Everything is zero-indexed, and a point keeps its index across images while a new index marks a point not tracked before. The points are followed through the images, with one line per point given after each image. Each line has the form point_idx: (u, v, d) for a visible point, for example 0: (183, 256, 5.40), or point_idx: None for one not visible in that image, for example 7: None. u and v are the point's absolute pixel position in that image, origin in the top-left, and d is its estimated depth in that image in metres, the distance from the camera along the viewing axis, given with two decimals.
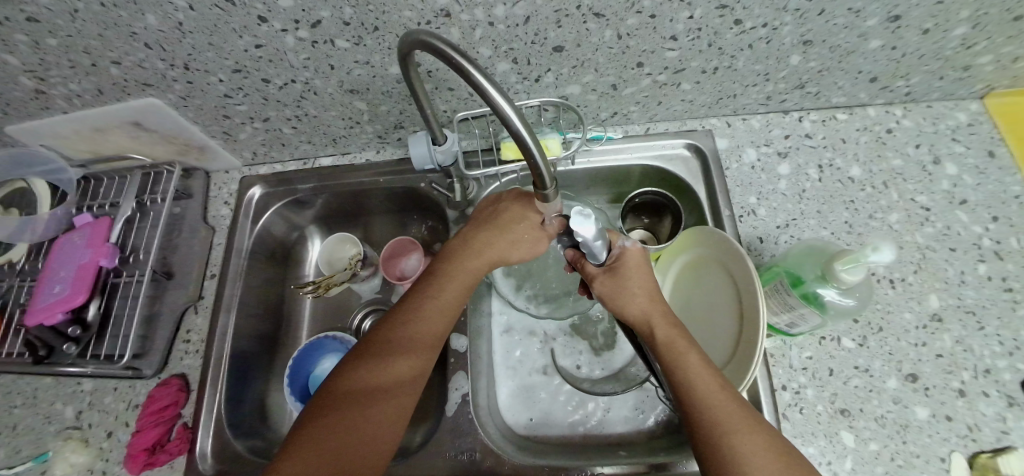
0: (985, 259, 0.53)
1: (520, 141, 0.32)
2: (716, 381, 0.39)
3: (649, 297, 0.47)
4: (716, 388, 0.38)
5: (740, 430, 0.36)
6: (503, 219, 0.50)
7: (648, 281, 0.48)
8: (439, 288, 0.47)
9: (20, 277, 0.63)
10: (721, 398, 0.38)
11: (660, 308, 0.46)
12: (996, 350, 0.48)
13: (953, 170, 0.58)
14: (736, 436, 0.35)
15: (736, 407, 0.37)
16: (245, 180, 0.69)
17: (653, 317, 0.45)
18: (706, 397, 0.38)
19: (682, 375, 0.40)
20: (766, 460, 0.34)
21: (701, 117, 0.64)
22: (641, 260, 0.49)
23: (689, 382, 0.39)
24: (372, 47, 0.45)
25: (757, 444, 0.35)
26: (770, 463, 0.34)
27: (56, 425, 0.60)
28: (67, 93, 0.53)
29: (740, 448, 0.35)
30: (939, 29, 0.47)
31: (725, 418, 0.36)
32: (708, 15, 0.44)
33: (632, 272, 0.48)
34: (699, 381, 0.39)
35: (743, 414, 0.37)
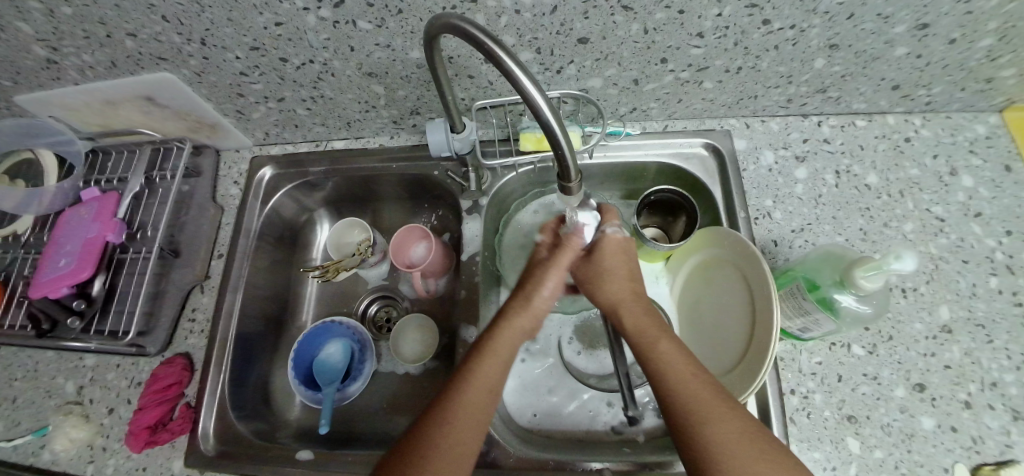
0: (997, 272, 0.53)
1: (551, 134, 0.32)
2: (685, 365, 0.39)
3: (626, 285, 0.47)
4: (683, 371, 0.39)
5: (705, 413, 0.36)
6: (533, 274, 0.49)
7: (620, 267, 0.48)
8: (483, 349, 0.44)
9: (24, 249, 0.62)
10: (692, 384, 0.38)
11: (633, 296, 0.47)
12: (1004, 364, 0.48)
13: (970, 182, 0.58)
14: (705, 422, 0.35)
15: (704, 391, 0.37)
16: (256, 160, 0.68)
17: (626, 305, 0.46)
18: (676, 384, 0.38)
19: (655, 364, 0.40)
20: (738, 444, 0.34)
21: (720, 117, 0.63)
22: (620, 246, 0.49)
23: (661, 372, 0.39)
24: (395, 30, 0.45)
25: (728, 429, 0.34)
26: (743, 448, 0.33)
27: (57, 399, 0.60)
28: (79, 64, 0.52)
29: (711, 435, 0.34)
30: (965, 40, 0.46)
31: (695, 404, 0.36)
32: (737, 13, 0.43)
33: (611, 261, 0.48)
34: (670, 371, 0.39)
35: (714, 399, 0.37)
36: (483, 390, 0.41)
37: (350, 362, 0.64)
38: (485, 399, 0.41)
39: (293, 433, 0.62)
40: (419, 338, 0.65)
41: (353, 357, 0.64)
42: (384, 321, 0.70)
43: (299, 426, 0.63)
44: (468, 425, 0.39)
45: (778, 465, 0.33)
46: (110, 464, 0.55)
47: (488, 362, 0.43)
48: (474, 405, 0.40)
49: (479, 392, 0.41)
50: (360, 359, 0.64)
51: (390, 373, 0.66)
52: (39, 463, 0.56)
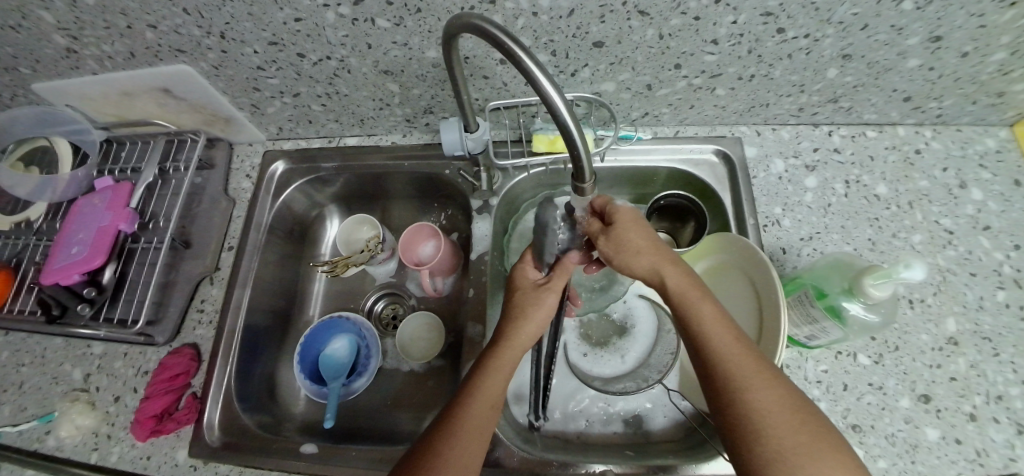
0: (1005, 286, 0.53)
1: (568, 135, 0.32)
2: (726, 333, 0.38)
3: (654, 252, 0.42)
4: (728, 340, 0.38)
5: (755, 384, 0.35)
6: (518, 300, 0.47)
7: (641, 235, 0.43)
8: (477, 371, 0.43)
9: (36, 236, 0.63)
10: (733, 352, 0.37)
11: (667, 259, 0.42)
12: (1010, 377, 0.48)
13: (979, 195, 0.58)
14: (747, 391, 0.35)
15: (751, 360, 0.36)
16: (269, 154, 0.69)
17: (664, 269, 0.42)
18: (718, 352, 0.37)
19: (695, 326, 0.39)
20: (786, 415, 0.34)
21: (731, 124, 0.64)
22: (631, 217, 0.44)
23: (703, 337, 0.38)
24: (412, 29, 0.45)
25: (771, 401, 0.34)
26: (791, 419, 0.33)
27: (63, 386, 0.60)
28: (98, 54, 0.53)
29: (751, 404, 0.34)
30: (977, 54, 0.47)
31: (743, 374, 0.36)
32: (752, 21, 0.43)
33: (626, 233, 0.43)
34: (711, 338, 0.38)
35: (760, 368, 0.36)
36: (483, 410, 0.41)
37: (356, 357, 0.65)
38: (484, 418, 0.41)
39: (297, 426, 0.62)
40: (422, 336, 0.66)
41: (359, 353, 0.65)
42: (390, 318, 0.71)
43: (303, 420, 0.63)
44: (469, 445, 0.39)
45: (825, 435, 0.33)
46: (115, 451, 0.55)
47: (485, 382, 0.42)
48: (476, 421, 0.40)
49: (483, 411, 0.41)
50: (365, 355, 0.64)
51: (394, 369, 0.66)
52: (44, 449, 0.57)
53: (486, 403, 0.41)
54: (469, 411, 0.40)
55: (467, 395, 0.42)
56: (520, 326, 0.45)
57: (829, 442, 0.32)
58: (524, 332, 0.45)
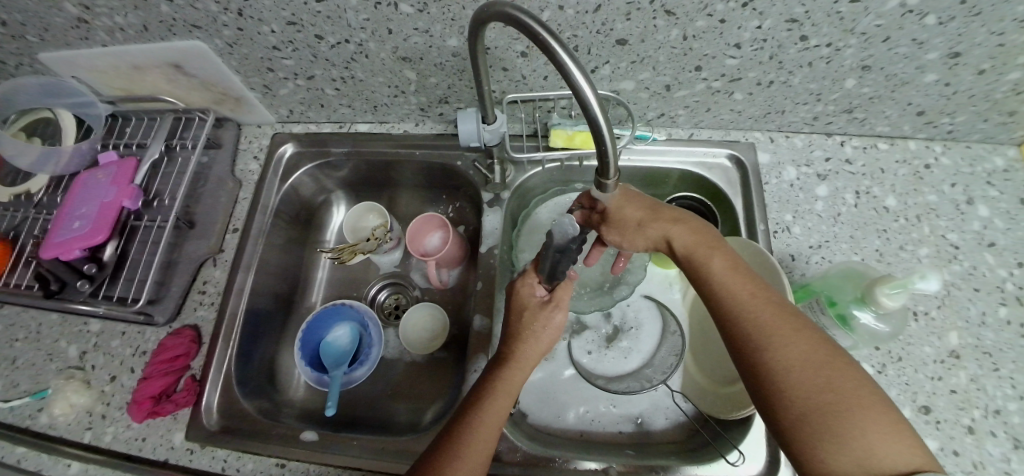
0: (1007, 302, 0.53)
1: (596, 130, 0.32)
2: (742, 286, 0.40)
3: (656, 221, 0.46)
4: (743, 294, 0.39)
5: (772, 333, 0.36)
6: (525, 319, 0.46)
7: (640, 205, 0.47)
8: (481, 392, 0.43)
9: (36, 209, 0.62)
10: (755, 310, 0.38)
11: (674, 224, 0.45)
12: (1009, 392, 0.49)
13: (985, 212, 0.58)
14: (771, 349, 0.36)
15: (766, 310, 0.38)
16: (278, 137, 0.68)
17: (669, 235, 0.45)
18: (739, 311, 0.39)
19: (709, 283, 0.42)
20: (805, 360, 0.34)
21: (746, 129, 0.64)
22: (627, 192, 0.48)
23: (723, 296, 0.40)
24: (435, 16, 0.44)
25: (797, 358, 0.34)
26: (810, 363, 0.34)
27: (58, 363, 0.59)
28: (110, 25, 0.52)
29: (776, 361, 0.35)
30: (994, 72, 0.47)
31: (760, 325, 0.37)
32: (776, 27, 0.43)
33: (626, 208, 0.47)
34: (726, 291, 0.40)
35: (777, 318, 0.37)
36: (493, 420, 0.41)
37: (358, 345, 0.64)
38: (493, 429, 0.41)
39: (295, 412, 0.61)
40: (424, 326, 0.66)
41: (361, 341, 0.64)
42: (393, 308, 0.71)
43: (302, 407, 0.63)
44: (476, 453, 0.39)
45: (846, 374, 0.33)
46: (109, 432, 0.54)
47: (491, 404, 0.41)
48: (483, 444, 0.40)
49: (490, 425, 0.41)
50: (367, 343, 0.63)
51: (396, 359, 0.66)
52: (36, 426, 0.56)
53: (489, 427, 0.41)
54: (474, 434, 0.40)
55: (476, 404, 0.42)
56: (529, 339, 0.45)
57: (850, 381, 0.33)
58: (532, 346, 0.45)
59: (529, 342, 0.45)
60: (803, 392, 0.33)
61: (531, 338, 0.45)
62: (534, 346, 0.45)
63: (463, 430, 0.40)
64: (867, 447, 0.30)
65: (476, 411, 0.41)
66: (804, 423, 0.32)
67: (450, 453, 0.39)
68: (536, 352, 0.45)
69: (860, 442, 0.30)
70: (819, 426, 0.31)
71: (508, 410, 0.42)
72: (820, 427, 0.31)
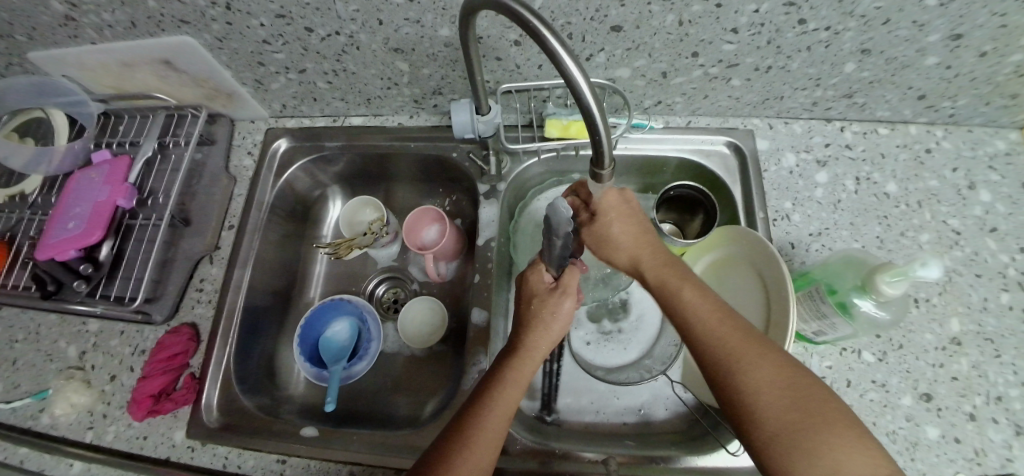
0: (1010, 288, 0.52)
1: (590, 120, 0.31)
2: (711, 313, 0.39)
3: (632, 245, 0.44)
4: (711, 320, 0.38)
5: (742, 361, 0.35)
6: (536, 306, 0.46)
7: (624, 227, 0.45)
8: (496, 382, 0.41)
9: (30, 210, 0.62)
10: (725, 332, 0.37)
11: (647, 247, 0.44)
12: (1011, 379, 0.48)
13: (987, 197, 0.57)
14: (739, 372, 0.35)
15: (734, 337, 0.37)
16: (272, 132, 0.68)
17: (643, 261, 0.44)
18: (706, 335, 0.38)
19: (678, 310, 0.40)
20: (774, 388, 0.33)
21: (744, 116, 0.63)
22: (620, 201, 0.44)
23: (693, 323, 0.39)
24: (426, 6, 0.43)
25: (767, 377, 0.34)
26: (778, 391, 0.33)
27: (57, 364, 0.59)
28: (98, 22, 0.51)
29: (744, 385, 0.34)
30: (996, 54, 0.46)
31: (730, 352, 0.36)
32: (773, 11, 0.42)
33: (604, 228, 0.45)
34: (696, 318, 0.39)
35: (745, 345, 0.36)
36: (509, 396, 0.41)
37: (356, 340, 0.64)
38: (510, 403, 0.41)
39: (296, 408, 0.62)
40: (423, 320, 0.66)
41: (359, 336, 0.64)
42: (391, 302, 0.70)
43: (303, 403, 0.63)
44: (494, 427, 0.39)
45: (813, 397, 0.33)
46: (110, 431, 0.54)
47: (507, 382, 0.41)
48: (497, 425, 0.39)
49: (507, 399, 0.41)
50: (366, 338, 0.63)
51: (395, 354, 0.66)
52: (38, 426, 0.56)
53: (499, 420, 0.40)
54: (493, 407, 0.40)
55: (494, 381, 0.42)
56: (545, 318, 0.45)
57: (816, 402, 0.32)
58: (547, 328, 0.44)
59: (544, 321, 0.45)
60: (774, 418, 0.32)
61: (545, 317, 0.45)
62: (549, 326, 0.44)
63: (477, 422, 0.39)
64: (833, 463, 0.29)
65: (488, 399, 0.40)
66: (780, 452, 0.31)
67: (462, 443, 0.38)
68: (551, 338, 0.44)
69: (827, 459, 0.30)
70: (788, 446, 0.31)
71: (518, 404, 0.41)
72: (793, 453, 0.31)
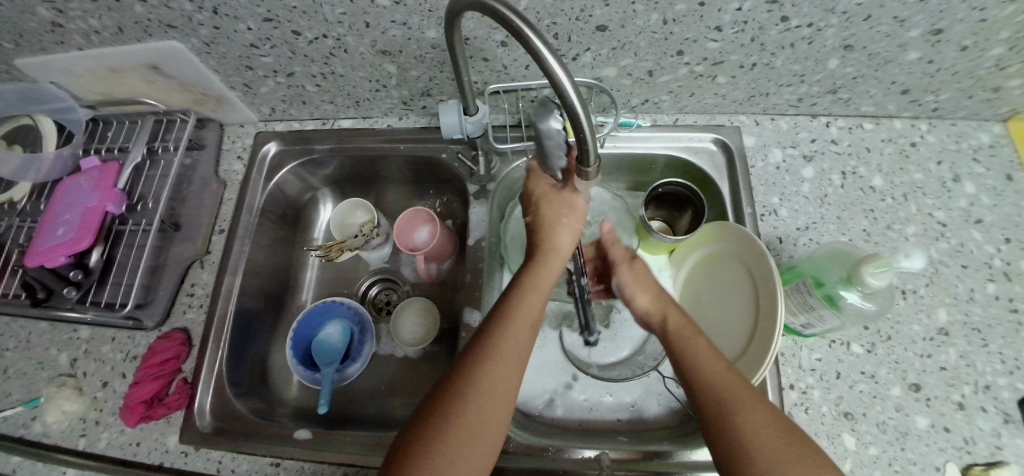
0: (995, 278, 0.53)
1: (576, 121, 0.32)
2: (712, 359, 0.40)
3: (652, 297, 0.48)
4: (713, 365, 0.39)
5: (738, 404, 0.36)
6: (543, 212, 0.48)
7: (650, 282, 0.50)
8: (490, 353, 0.39)
9: (19, 218, 0.61)
10: (726, 377, 0.38)
11: (665, 300, 0.48)
12: (998, 368, 0.49)
13: (972, 189, 0.58)
14: (735, 414, 0.35)
15: (732, 382, 0.38)
16: (261, 135, 0.68)
17: (658, 312, 0.47)
18: (707, 374, 0.39)
19: (683, 354, 0.41)
20: (766, 432, 0.34)
21: (731, 113, 0.64)
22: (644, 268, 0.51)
23: (693, 367, 0.40)
24: (411, 8, 0.43)
25: (761, 421, 0.35)
26: (771, 435, 0.34)
27: (49, 371, 0.59)
28: (85, 28, 0.51)
29: (739, 425, 0.35)
30: (976, 48, 0.47)
31: (725, 394, 0.37)
32: (756, 9, 0.43)
33: (632, 280, 0.50)
34: (697, 363, 0.40)
35: (742, 389, 0.37)
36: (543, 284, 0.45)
37: (350, 343, 0.64)
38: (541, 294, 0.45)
39: (290, 412, 0.62)
40: (418, 321, 0.65)
41: (352, 338, 0.64)
42: (384, 303, 0.70)
43: (297, 406, 0.63)
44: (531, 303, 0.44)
45: (804, 448, 0.33)
46: (103, 438, 0.54)
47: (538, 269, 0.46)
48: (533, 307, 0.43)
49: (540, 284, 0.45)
50: (360, 341, 0.63)
51: (390, 356, 0.66)
52: (30, 434, 0.56)
53: (503, 395, 0.38)
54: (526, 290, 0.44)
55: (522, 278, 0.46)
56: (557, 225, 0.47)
57: (806, 452, 0.33)
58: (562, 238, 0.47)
59: (555, 225, 0.47)
60: (765, 461, 0.32)
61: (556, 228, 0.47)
62: (563, 228, 0.47)
63: (492, 358, 0.39)
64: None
65: (511, 308, 0.42)
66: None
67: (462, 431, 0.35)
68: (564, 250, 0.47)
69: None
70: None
71: (520, 377, 0.40)
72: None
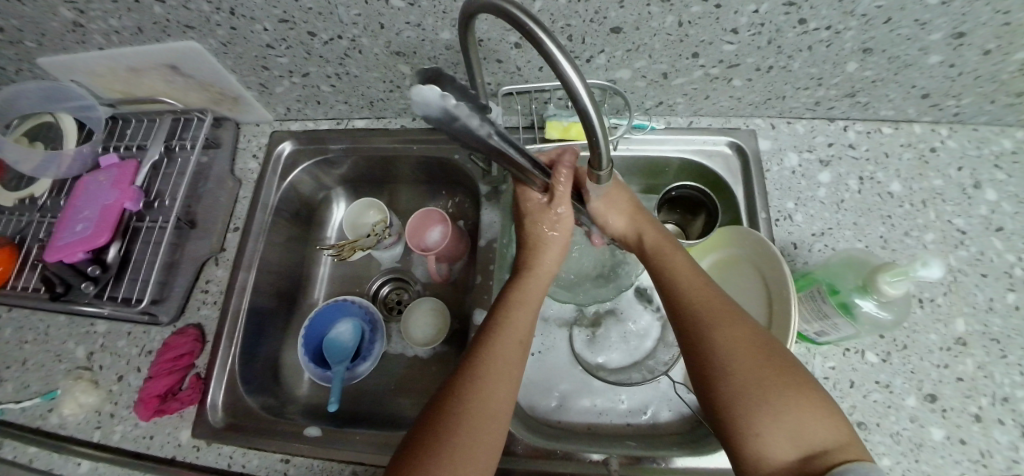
0: (1016, 288, 0.52)
1: (588, 123, 0.31)
2: (693, 276, 0.43)
3: (634, 219, 0.49)
4: (693, 284, 0.42)
5: (715, 319, 0.39)
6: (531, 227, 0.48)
7: (626, 203, 0.50)
8: (480, 374, 0.40)
9: (39, 213, 0.63)
10: (704, 296, 0.41)
11: (645, 220, 0.49)
12: (1017, 380, 0.48)
13: (992, 196, 0.57)
14: (711, 326, 0.38)
15: (711, 298, 0.40)
16: (276, 134, 0.68)
17: (641, 231, 0.49)
18: (687, 291, 0.42)
19: (666, 274, 0.44)
20: (739, 340, 0.37)
21: (747, 116, 0.63)
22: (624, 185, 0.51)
23: (675, 286, 0.43)
24: (426, 10, 0.43)
25: (734, 332, 0.37)
26: (743, 343, 0.36)
27: (66, 364, 0.60)
28: (105, 28, 0.52)
29: (715, 337, 0.37)
30: (1001, 51, 0.46)
31: (704, 310, 0.40)
32: (774, 11, 0.42)
33: (614, 203, 0.50)
34: (679, 281, 0.43)
35: (719, 306, 0.40)
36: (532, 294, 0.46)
37: (360, 342, 0.64)
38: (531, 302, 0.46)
39: (300, 409, 0.62)
40: (428, 321, 0.65)
41: (363, 337, 0.64)
42: (395, 303, 0.71)
43: (307, 403, 0.64)
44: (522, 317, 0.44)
45: (775, 354, 0.36)
46: (118, 431, 0.55)
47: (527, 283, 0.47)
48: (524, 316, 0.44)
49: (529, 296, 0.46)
50: (370, 340, 0.64)
51: (399, 355, 0.66)
52: (47, 425, 0.57)
53: (497, 412, 0.39)
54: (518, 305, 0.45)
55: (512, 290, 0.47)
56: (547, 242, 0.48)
57: (777, 358, 0.36)
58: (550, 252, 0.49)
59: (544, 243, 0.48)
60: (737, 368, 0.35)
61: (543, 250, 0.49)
62: (553, 245, 0.49)
63: (487, 366, 0.40)
64: (769, 447, 0.32)
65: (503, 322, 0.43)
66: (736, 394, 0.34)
67: (454, 467, 0.35)
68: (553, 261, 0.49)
69: (762, 433, 0.33)
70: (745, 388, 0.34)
71: (513, 395, 0.40)
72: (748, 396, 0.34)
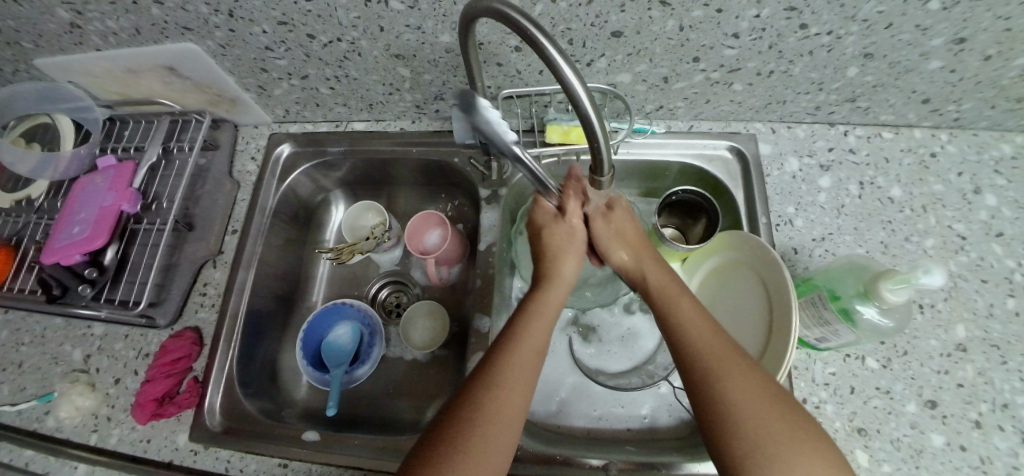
0: (1016, 294, 0.52)
1: (590, 128, 0.31)
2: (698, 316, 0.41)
3: (634, 249, 0.48)
4: (699, 325, 0.41)
5: (723, 362, 0.37)
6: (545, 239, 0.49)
7: (628, 230, 0.49)
8: (497, 380, 0.39)
9: (36, 215, 0.62)
10: (712, 338, 0.39)
11: (645, 252, 0.48)
12: (1017, 386, 0.48)
13: (993, 201, 0.57)
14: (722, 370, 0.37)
15: (717, 340, 0.39)
16: (275, 136, 0.68)
17: (641, 266, 0.47)
18: (691, 332, 0.40)
19: (669, 314, 0.42)
20: (750, 388, 0.36)
21: (747, 120, 0.63)
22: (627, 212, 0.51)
23: (680, 323, 0.41)
24: (426, 13, 0.43)
25: (745, 378, 0.36)
26: (754, 392, 0.35)
27: (62, 367, 0.60)
28: (103, 29, 0.52)
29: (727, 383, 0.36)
30: (1001, 57, 0.46)
31: (711, 352, 0.38)
32: (775, 16, 0.42)
33: (617, 227, 0.49)
34: (684, 320, 0.41)
35: (727, 349, 0.39)
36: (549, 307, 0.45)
37: (359, 345, 0.64)
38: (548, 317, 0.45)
39: (298, 412, 0.62)
40: (427, 325, 0.65)
41: (362, 340, 0.64)
42: (393, 306, 0.71)
43: (305, 407, 0.63)
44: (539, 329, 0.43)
45: (784, 405, 0.35)
46: (114, 434, 0.55)
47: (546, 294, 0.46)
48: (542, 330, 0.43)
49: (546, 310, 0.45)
50: (369, 343, 0.64)
51: (398, 358, 0.66)
52: (44, 429, 0.56)
53: (508, 425, 0.38)
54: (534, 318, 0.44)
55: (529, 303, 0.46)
56: (561, 253, 0.48)
57: (786, 409, 0.35)
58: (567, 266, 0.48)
59: (559, 255, 0.48)
60: (751, 421, 0.34)
61: (557, 262, 0.48)
62: (566, 257, 0.48)
63: (501, 379, 0.39)
64: None
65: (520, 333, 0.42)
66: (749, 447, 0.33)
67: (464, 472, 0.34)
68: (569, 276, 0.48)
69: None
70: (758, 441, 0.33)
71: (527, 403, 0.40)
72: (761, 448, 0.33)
